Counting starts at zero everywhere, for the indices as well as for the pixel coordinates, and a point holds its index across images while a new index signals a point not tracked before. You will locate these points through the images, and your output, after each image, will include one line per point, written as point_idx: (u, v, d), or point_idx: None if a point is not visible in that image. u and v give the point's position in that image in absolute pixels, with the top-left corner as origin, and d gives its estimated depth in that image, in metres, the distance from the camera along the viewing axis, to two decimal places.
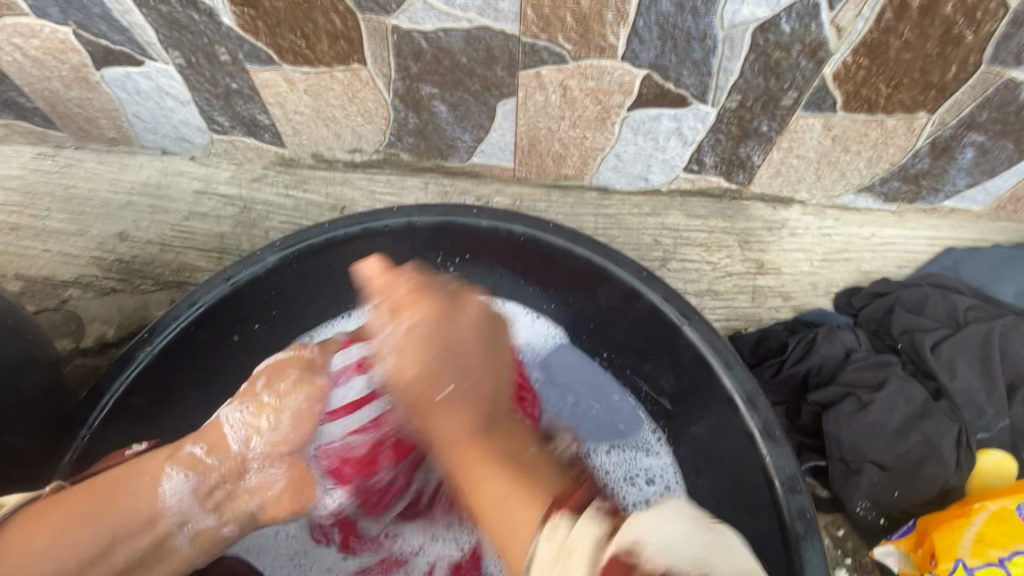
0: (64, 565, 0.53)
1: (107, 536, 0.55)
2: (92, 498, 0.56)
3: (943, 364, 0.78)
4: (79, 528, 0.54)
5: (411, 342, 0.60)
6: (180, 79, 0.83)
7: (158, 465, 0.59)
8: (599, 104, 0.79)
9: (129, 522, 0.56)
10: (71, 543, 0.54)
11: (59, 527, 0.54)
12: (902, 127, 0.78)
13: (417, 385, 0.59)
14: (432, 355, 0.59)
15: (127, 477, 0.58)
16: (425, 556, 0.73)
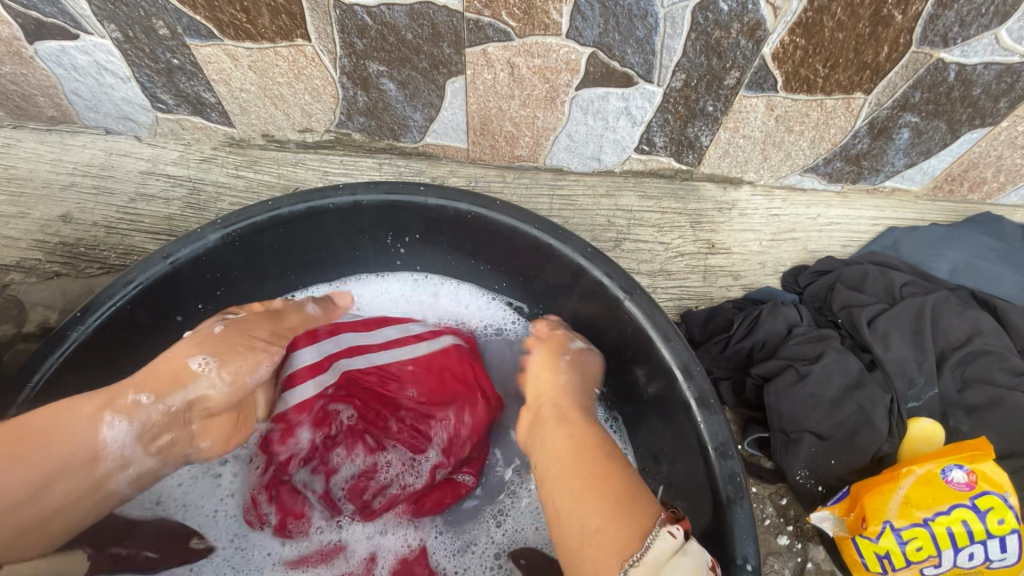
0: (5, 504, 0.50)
1: (45, 475, 0.52)
2: (24, 438, 0.53)
3: (879, 338, 0.80)
4: (14, 466, 0.51)
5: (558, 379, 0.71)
6: (118, 54, 0.80)
7: (97, 411, 0.56)
8: (547, 83, 0.80)
9: (70, 462, 0.54)
10: (5, 484, 0.50)
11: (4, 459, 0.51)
12: (841, 108, 0.80)
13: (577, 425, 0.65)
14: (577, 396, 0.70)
15: (63, 417, 0.55)
16: (365, 545, 0.71)
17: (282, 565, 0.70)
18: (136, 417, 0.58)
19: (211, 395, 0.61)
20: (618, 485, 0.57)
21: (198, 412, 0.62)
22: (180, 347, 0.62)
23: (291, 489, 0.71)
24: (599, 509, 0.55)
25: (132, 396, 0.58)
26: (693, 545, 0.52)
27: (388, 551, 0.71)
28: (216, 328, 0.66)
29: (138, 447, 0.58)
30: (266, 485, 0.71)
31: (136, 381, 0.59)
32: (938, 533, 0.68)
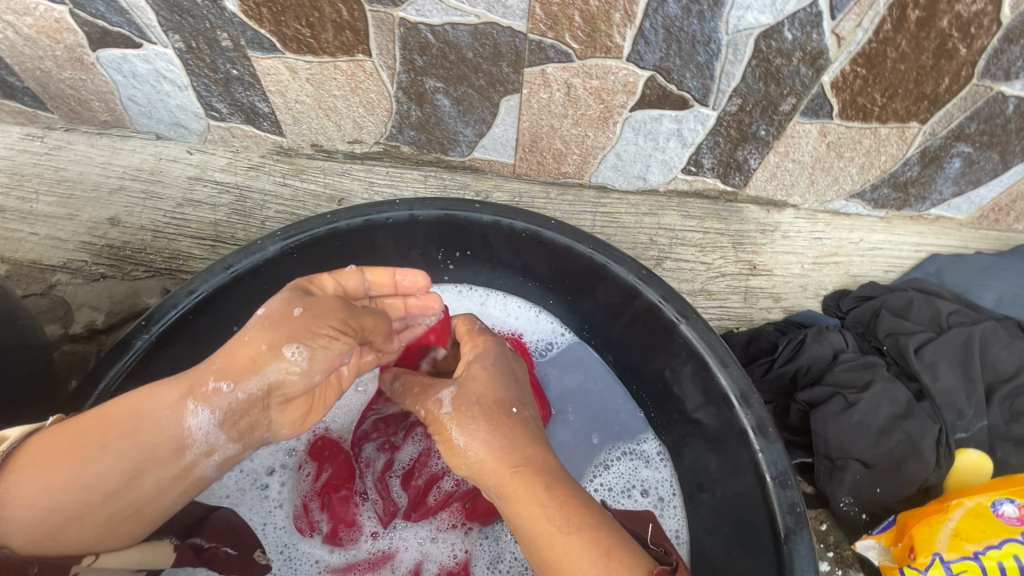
0: (90, 494, 0.50)
1: (131, 464, 0.51)
2: (110, 424, 0.51)
3: (926, 367, 0.80)
4: (97, 456, 0.50)
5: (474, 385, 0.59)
6: (179, 63, 0.81)
7: (179, 400, 0.53)
8: (602, 103, 0.80)
9: (154, 450, 0.52)
10: (93, 472, 0.50)
11: (88, 449, 0.50)
12: (895, 136, 0.80)
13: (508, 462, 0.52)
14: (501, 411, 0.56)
15: (143, 405, 0.52)
16: (413, 553, 0.70)
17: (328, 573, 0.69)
18: (219, 406, 0.54)
19: (290, 381, 0.55)
20: (595, 561, 0.45)
21: (274, 404, 0.57)
22: (255, 324, 0.55)
23: (341, 498, 0.71)
24: None
25: (211, 384, 0.53)
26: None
27: (435, 559, 0.70)
28: (296, 310, 0.55)
29: (221, 435, 0.55)
30: (318, 492, 0.72)
31: (213, 364, 0.54)
32: (989, 568, 0.66)
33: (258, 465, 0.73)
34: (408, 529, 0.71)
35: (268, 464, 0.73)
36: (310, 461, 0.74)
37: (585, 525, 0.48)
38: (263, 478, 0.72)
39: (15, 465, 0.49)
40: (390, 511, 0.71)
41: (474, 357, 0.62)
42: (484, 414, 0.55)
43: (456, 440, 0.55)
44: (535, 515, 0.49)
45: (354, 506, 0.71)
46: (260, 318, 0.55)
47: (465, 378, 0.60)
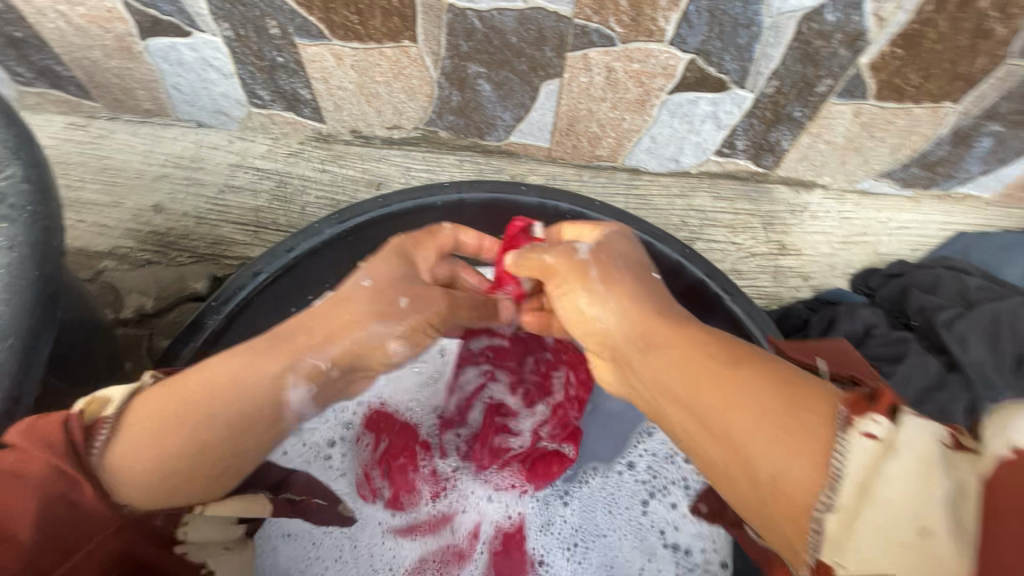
0: (198, 456, 0.51)
1: (235, 429, 0.52)
2: (216, 390, 0.51)
3: (955, 339, 0.83)
4: (203, 423, 0.50)
5: (605, 259, 0.60)
6: (226, 51, 0.83)
7: (280, 372, 0.54)
8: (641, 86, 0.82)
9: (257, 416, 0.53)
10: (199, 438, 0.50)
11: (192, 417, 0.50)
12: (928, 116, 0.82)
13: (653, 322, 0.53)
14: (632, 284, 0.58)
15: (245, 372, 0.53)
16: (471, 515, 0.76)
17: (391, 534, 0.74)
18: (317, 378, 0.58)
19: (375, 356, 0.63)
20: (772, 397, 0.42)
21: (354, 377, 0.64)
22: (363, 293, 0.61)
23: (400, 466, 0.76)
24: (769, 440, 0.41)
25: (313, 359, 0.57)
26: (908, 428, 0.38)
27: (491, 519, 0.75)
28: (401, 300, 0.62)
29: (311, 403, 0.59)
30: (378, 461, 0.76)
31: (312, 328, 0.58)
32: None
33: (317, 439, 0.75)
34: (466, 492, 0.76)
35: (327, 436, 0.75)
36: (368, 433, 0.77)
37: (741, 376, 0.44)
38: (325, 450, 0.75)
39: (127, 423, 0.49)
40: (445, 478, 0.76)
41: (603, 235, 0.63)
42: (623, 291, 0.57)
43: (591, 305, 0.58)
44: (696, 362, 0.47)
45: (411, 474, 0.76)
46: (369, 288, 0.61)
47: (598, 252, 0.61)
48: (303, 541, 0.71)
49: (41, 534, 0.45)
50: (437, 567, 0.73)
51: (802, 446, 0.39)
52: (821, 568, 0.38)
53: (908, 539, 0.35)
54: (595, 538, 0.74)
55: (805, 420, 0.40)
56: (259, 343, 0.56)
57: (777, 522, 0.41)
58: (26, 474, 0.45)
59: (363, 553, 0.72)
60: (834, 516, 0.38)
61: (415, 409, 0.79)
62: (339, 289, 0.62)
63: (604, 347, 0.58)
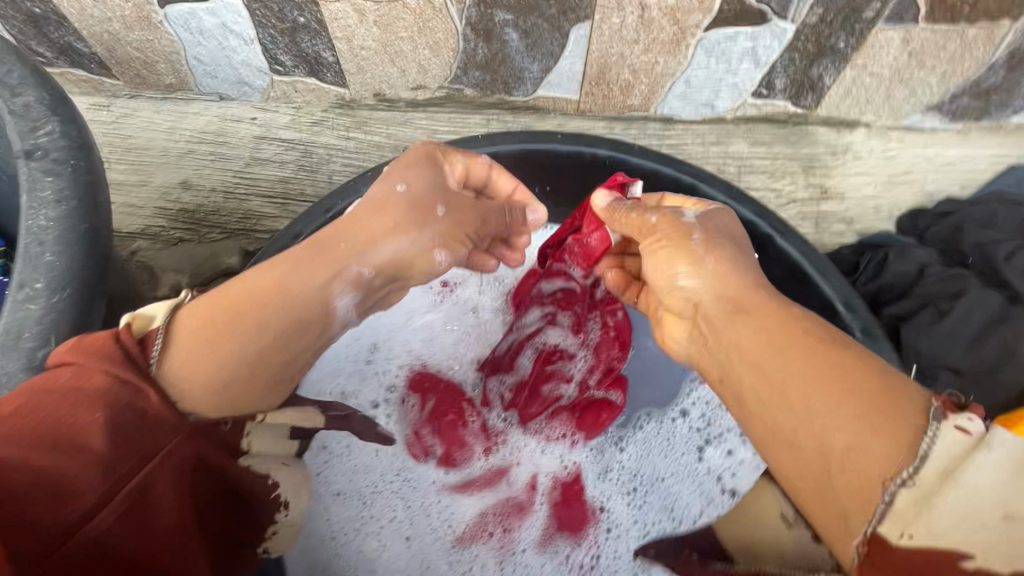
0: (252, 359, 0.52)
1: (284, 330, 0.54)
2: (261, 298, 0.52)
3: (1016, 274, 0.79)
4: (254, 326, 0.52)
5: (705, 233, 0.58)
6: (246, 14, 0.80)
7: (330, 281, 0.56)
8: (676, 24, 0.78)
9: (302, 316, 0.54)
10: (251, 341, 0.52)
11: (245, 323, 0.51)
12: (982, 38, 0.77)
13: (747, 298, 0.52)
14: (732, 259, 0.56)
15: (293, 280, 0.54)
16: (526, 467, 0.74)
17: (447, 491, 0.73)
18: (360, 285, 0.60)
19: (418, 262, 0.63)
20: (860, 398, 0.41)
21: (391, 286, 0.66)
22: (398, 199, 0.59)
23: (449, 422, 0.75)
24: (851, 427, 0.40)
25: (353, 266, 0.57)
26: (1003, 431, 0.35)
27: (546, 470, 0.74)
28: (437, 206, 0.61)
29: (354, 309, 0.62)
30: (428, 419, 0.75)
31: (350, 232, 0.58)
32: None
33: (362, 401, 0.76)
34: (519, 444, 0.75)
35: (372, 399, 0.76)
36: (413, 393, 0.76)
37: (841, 369, 0.43)
38: (370, 413, 0.75)
39: (177, 333, 0.51)
40: (495, 432, 0.75)
41: (706, 210, 0.61)
42: (726, 264, 0.55)
43: (681, 267, 0.57)
44: (787, 335, 0.47)
45: (462, 429, 0.75)
46: (404, 194, 0.60)
47: (700, 223, 0.59)
48: (354, 502, 0.71)
49: (114, 442, 0.45)
50: (497, 521, 0.72)
51: (882, 442, 0.39)
52: (875, 540, 0.37)
53: (988, 522, 0.34)
54: (651, 483, 0.73)
55: (900, 413, 0.39)
56: (297, 252, 0.56)
57: (839, 500, 0.40)
58: (88, 384, 0.45)
59: (418, 512, 0.72)
60: (905, 493, 0.37)
61: (457, 366, 0.78)
62: (371, 194, 0.61)
63: (686, 309, 0.57)
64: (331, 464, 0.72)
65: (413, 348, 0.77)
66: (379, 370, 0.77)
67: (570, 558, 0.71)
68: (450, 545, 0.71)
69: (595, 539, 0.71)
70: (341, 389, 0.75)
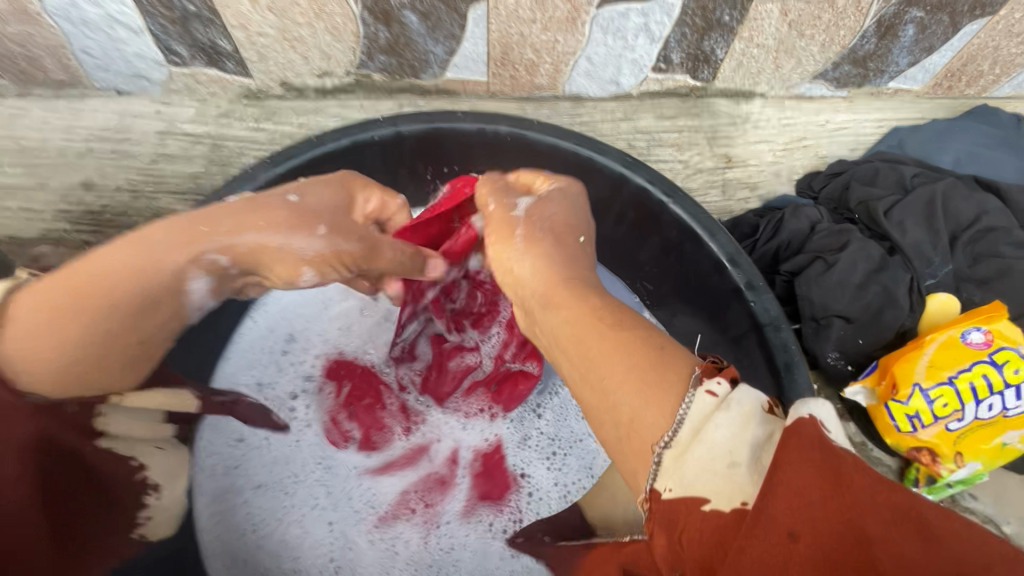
0: (91, 341, 0.48)
1: (129, 310, 0.49)
2: (100, 277, 0.48)
3: (894, 225, 0.86)
4: (94, 305, 0.48)
5: (543, 215, 0.59)
6: (131, 3, 0.77)
7: (183, 267, 0.51)
8: (569, 2, 0.80)
9: (148, 296, 0.50)
10: (92, 323, 0.48)
11: (83, 305, 0.47)
12: (851, 8, 0.83)
13: (558, 276, 0.54)
14: (557, 242, 0.56)
15: (143, 258, 0.49)
16: (446, 443, 0.76)
17: (369, 474, 0.74)
18: (216, 272, 0.54)
19: (279, 267, 0.55)
20: (643, 356, 0.45)
21: (253, 282, 0.59)
22: (280, 205, 0.55)
23: (366, 406, 0.76)
24: (631, 401, 0.43)
25: (210, 253, 0.52)
26: (741, 392, 0.40)
27: (467, 444, 0.76)
28: (317, 225, 0.54)
29: (210, 297, 0.57)
30: (344, 405, 0.76)
31: (219, 222, 0.53)
32: (962, 389, 0.75)
33: (280, 393, 0.76)
34: (439, 422, 0.77)
35: (290, 390, 0.76)
36: (330, 381, 0.77)
37: (640, 333, 0.47)
38: (289, 404, 0.75)
39: (15, 313, 0.46)
40: (414, 413, 0.77)
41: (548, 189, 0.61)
42: (543, 244, 0.56)
43: (510, 247, 0.58)
44: (583, 316, 0.49)
45: (379, 412, 0.76)
46: (292, 201, 0.55)
47: (539, 199, 0.60)
48: (275, 490, 0.72)
49: None
50: (420, 497, 0.73)
51: (659, 396, 0.42)
52: (652, 495, 0.39)
53: (718, 469, 0.37)
54: (570, 443, 0.77)
55: (672, 383, 0.43)
56: (156, 231, 0.51)
57: (622, 460, 0.43)
58: None
59: (340, 495, 0.73)
60: (669, 452, 0.39)
61: (374, 351, 0.78)
62: (258, 196, 0.56)
63: (512, 286, 0.58)
64: (251, 455, 0.73)
65: (329, 337, 0.78)
66: (295, 361, 0.77)
67: (493, 525, 0.73)
68: (374, 525, 0.72)
69: (516, 504, 0.74)
70: (257, 382, 0.75)
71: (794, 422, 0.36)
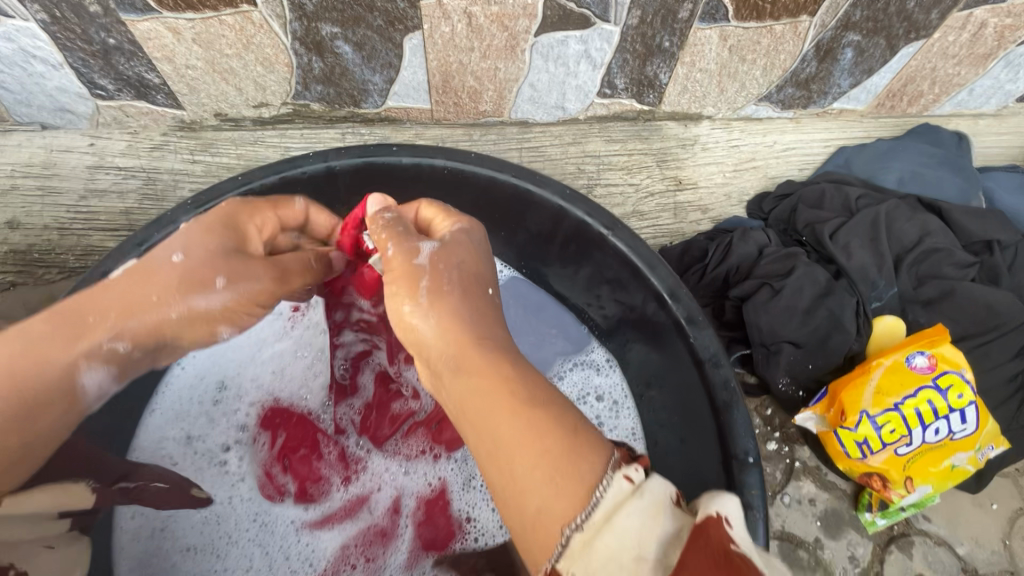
0: None
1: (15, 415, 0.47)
2: None
3: (840, 249, 0.86)
4: None
5: (450, 259, 0.54)
6: (46, 38, 0.75)
7: (72, 359, 0.50)
8: (505, 31, 0.79)
9: (37, 394, 0.49)
10: None
11: None
12: (789, 32, 0.83)
13: (469, 340, 0.48)
14: (466, 299, 0.51)
15: (28, 355, 0.48)
16: (387, 491, 0.73)
17: (307, 528, 0.71)
18: (115, 361, 0.53)
19: (186, 331, 0.56)
20: (558, 433, 0.42)
21: (163, 354, 0.58)
22: (169, 271, 0.54)
23: (301, 457, 0.72)
24: (540, 493, 0.40)
25: (104, 342, 0.51)
26: (653, 480, 0.40)
27: (410, 489, 0.73)
28: (217, 279, 0.54)
29: (113, 384, 0.56)
30: (277, 457, 0.72)
31: (101, 304, 0.52)
32: (908, 415, 0.75)
33: (211, 445, 0.73)
34: (379, 469, 0.73)
35: (221, 442, 0.73)
36: (263, 431, 0.73)
37: (554, 404, 0.44)
38: (221, 457, 0.72)
39: None
40: (354, 460, 0.74)
41: (453, 227, 0.57)
42: (449, 307, 0.50)
43: (408, 309, 0.51)
44: (496, 386, 0.45)
45: (316, 462, 0.73)
46: (179, 263, 0.54)
47: (451, 239, 0.56)
48: (205, 553, 0.68)
49: None
50: (360, 551, 0.70)
51: (572, 483, 0.40)
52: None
53: (629, 564, 0.35)
54: None
55: (581, 472, 0.40)
56: (35, 326, 0.50)
57: (528, 548, 0.41)
58: None
59: (276, 553, 0.69)
60: (579, 535, 0.38)
61: (310, 397, 0.76)
62: (144, 260, 0.55)
63: (416, 348, 0.52)
64: (178, 517, 0.69)
65: (262, 383, 0.75)
66: (227, 411, 0.74)
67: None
68: None
69: (463, 551, 0.71)
70: (186, 435, 0.72)
71: (703, 523, 0.37)
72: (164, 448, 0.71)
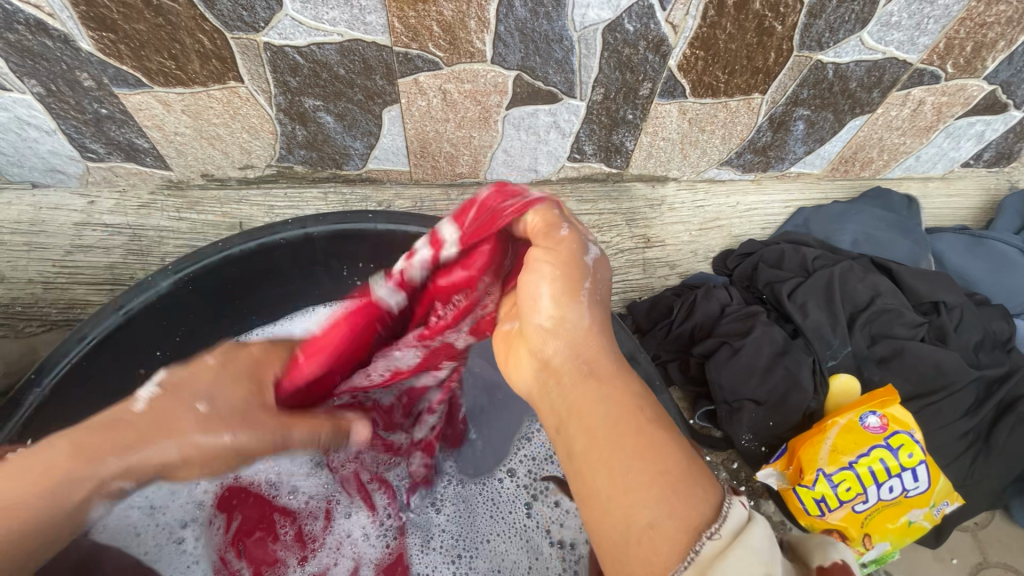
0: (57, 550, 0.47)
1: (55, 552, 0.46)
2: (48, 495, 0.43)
3: (798, 308, 0.90)
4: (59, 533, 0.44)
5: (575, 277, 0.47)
6: (41, 108, 0.79)
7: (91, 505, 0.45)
8: (479, 105, 0.85)
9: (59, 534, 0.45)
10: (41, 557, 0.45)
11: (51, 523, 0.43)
12: (743, 107, 0.89)
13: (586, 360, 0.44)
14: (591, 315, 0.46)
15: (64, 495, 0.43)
16: (345, 567, 0.74)
17: None
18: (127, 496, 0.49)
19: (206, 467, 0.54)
20: (674, 460, 0.39)
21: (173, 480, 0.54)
22: (195, 421, 0.48)
23: (256, 540, 0.74)
24: (655, 516, 0.37)
25: (109, 482, 0.45)
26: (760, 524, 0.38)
27: (369, 558, 0.75)
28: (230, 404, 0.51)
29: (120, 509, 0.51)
30: (232, 541, 0.74)
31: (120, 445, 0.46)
32: (862, 473, 0.78)
33: (170, 518, 0.73)
34: (336, 544, 0.75)
35: (180, 517, 0.73)
36: (219, 514, 0.74)
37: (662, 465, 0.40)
38: (178, 532, 0.73)
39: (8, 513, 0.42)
40: (311, 538, 0.75)
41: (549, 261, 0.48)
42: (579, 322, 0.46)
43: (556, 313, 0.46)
44: (619, 399, 0.42)
45: (272, 544, 0.74)
46: (203, 415, 0.48)
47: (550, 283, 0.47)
48: None
49: None
50: None
51: (685, 507, 0.37)
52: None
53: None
54: (477, 545, 0.75)
55: (692, 500, 0.37)
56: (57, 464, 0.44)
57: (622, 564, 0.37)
58: None
59: None
60: (711, 543, 0.36)
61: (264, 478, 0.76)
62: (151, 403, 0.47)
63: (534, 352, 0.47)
64: None
65: None
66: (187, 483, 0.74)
67: None
68: None
69: None
70: (149, 505, 0.72)
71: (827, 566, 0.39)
72: (128, 519, 0.70)
